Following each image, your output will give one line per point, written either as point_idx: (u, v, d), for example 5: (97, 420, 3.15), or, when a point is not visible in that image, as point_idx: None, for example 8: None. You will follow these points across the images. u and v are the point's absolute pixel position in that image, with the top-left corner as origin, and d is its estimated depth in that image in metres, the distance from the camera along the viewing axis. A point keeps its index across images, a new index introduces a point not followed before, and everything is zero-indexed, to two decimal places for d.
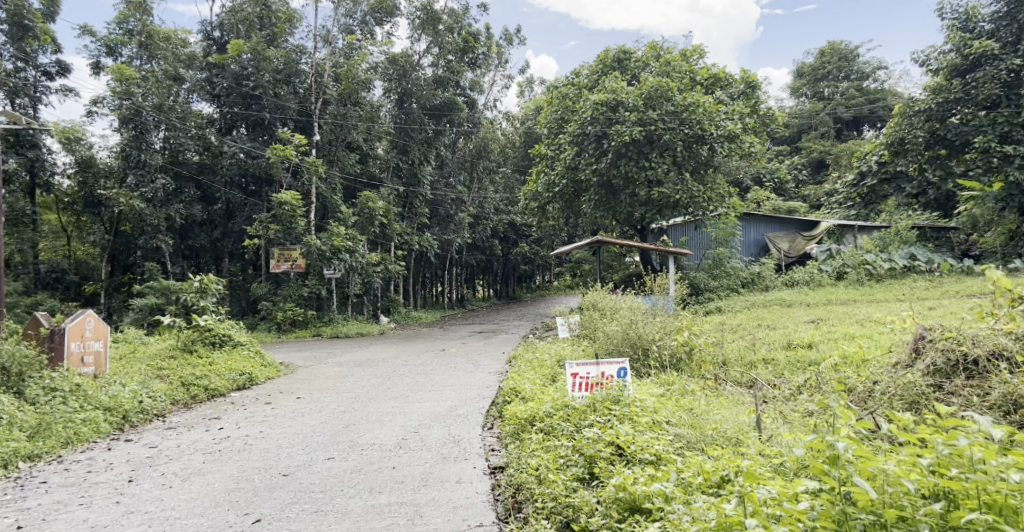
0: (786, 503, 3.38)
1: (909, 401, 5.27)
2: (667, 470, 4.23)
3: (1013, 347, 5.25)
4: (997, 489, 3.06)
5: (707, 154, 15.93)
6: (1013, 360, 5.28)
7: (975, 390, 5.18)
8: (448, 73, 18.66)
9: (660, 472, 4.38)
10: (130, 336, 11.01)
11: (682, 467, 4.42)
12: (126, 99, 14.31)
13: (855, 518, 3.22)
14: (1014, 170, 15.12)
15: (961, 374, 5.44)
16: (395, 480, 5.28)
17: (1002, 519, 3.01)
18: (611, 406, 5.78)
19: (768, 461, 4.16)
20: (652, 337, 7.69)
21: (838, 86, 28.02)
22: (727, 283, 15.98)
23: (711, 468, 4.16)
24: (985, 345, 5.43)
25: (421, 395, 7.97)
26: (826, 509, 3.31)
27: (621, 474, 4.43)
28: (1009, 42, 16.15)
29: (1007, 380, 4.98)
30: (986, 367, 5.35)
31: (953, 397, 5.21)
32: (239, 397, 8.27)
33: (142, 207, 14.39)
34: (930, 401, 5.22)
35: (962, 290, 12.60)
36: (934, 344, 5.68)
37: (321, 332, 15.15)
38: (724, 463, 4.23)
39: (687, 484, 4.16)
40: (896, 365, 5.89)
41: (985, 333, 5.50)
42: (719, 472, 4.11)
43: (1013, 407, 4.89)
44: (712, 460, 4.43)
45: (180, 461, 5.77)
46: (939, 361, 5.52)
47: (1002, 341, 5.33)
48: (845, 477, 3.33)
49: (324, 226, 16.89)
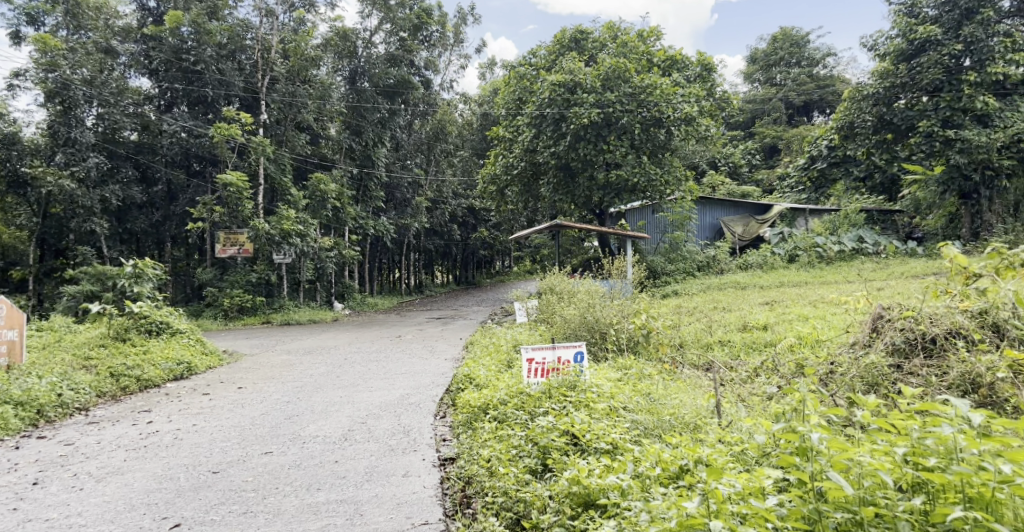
0: (752, 501, 3.20)
1: (869, 383, 5.13)
2: (623, 461, 4.02)
3: (971, 325, 5.17)
4: (982, 481, 2.91)
5: (665, 138, 15.78)
6: (969, 338, 5.23)
7: (933, 370, 5.09)
8: (402, 51, 18.13)
9: (617, 464, 4.17)
10: (56, 324, 10.36)
11: (639, 456, 4.22)
12: (51, 71, 13.52)
13: (829, 516, 3.06)
14: (955, 154, 15.33)
15: (920, 352, 5.32)
16: (336, 475, 4.96)
17: (990, 517, 2.87)
18: (566, 392, 5.57)
19: (728, 450, 3.98)
20: (610, 320, 7.50)
21: (789, 72, 28.39)
22: (683, 267, 16.05)
23: (670, 457, 3.98)
24: (942, 323, 5.34)
25: (372, 383, 7.63)
26: (795, 507, 3.14)
27: (576, 465, 4.20)
28: (949, 27, 16.07)
29: (966, 359, 4.91)
30: (944, 346, 5.25)
31: (912, 378, 5.10)
32: (174, 388, 7.83)
33: (73, 188, 13.63)
34: (890, 382, 5.09)
35: (908, 271, 12.79)
36: (893, 324, 5.57)
37: (271, 319, 14.61)
38: (683, 451, 4.03)
39: (643, 476, 3.96)
40: (854, 345, 5.79)
41: (943, 311, 5.41)
42: (678, 462, 3.94)
43: (971, 387, 4.82)
44: (670, 448, 4.25)
45: (97, 460, 5.35)
46: (898, 340, 5.43)
47: (959, 319, 5.26)
48: (816, 470, 3.16)
49: (273, 210, 16.29)
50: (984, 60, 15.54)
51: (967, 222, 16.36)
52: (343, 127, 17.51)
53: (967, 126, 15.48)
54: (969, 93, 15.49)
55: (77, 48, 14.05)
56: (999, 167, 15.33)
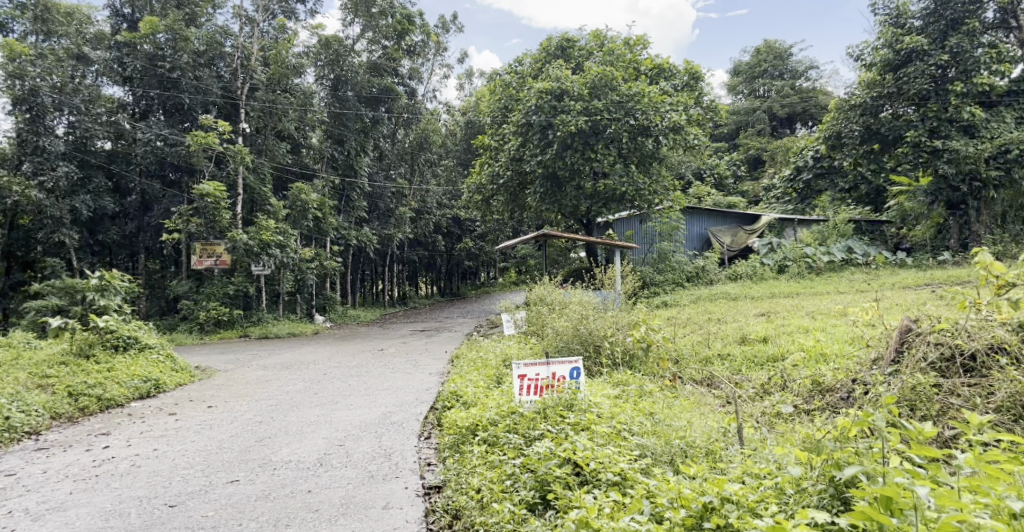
0: None
1: (908, 405, 4.86)
2: (638, 500, 3.83)
3: (1015, 340, 4.95)
4: None
5: (652, 147, 15.38)
6: (1013, 354, 4.99)
7: (977, 390, 4.85)
8: (384, 59, 17.88)
9: (630, 502, 3.94)
10: (14, 341, 9.81)
11: (652, 491, 3.98)
12: (19, 79, 13.01)
13: None
14: (943, 164, 15.21)
15: (959, 371, 5.07)
16: (308, 508, 4.66)
17: None
18: (564, 412, 5.16)
19: (756, 484, 3.86)
20: (604, 333, 7.13)
21: (772, 84, 28.33)
22: (672, 277, 15.72)
23: (690, 492, 3.83)
24: (982, 338, 5.09)
25: (352, 400, 7.16)
26: None
27: (582, 504, 3.92)
28: (935, 38, 15.82)
29: (1014, 378, 4.70)
30: (985, 364, 5.02)
31: (955, 398, 4.83)
32: (138, 407, 7.38)
33: (41, 198, 13.10)
34: (933, 404, 4.81)
35: (900, 281, 12.53)
36: (924, 338, 5.24)
37: (248, 333, 14.06)
38: (704, 487, 3.86)
39: (662, 516, 3.78)
40: (881, 363, 5.47)
41: (981, 324, 5.16)
42: (700, 499, 3.77)
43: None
44: (689, 481, 4.05)
45: (39, 494, 5.06)
46: (934, 356, 5.14)
47: (1000, 334, 5.03)
48: None
49: (252, 220, 15.71)
50: (970, 71, 15.31)
51: (955, 233, 16.03)
52: (325, 136, 17.14)
53: (954, 136, 15.24)
54: (956, 104, 15.26)
55: (47, 54, 13.54)
56: (987, 179, 15.07)
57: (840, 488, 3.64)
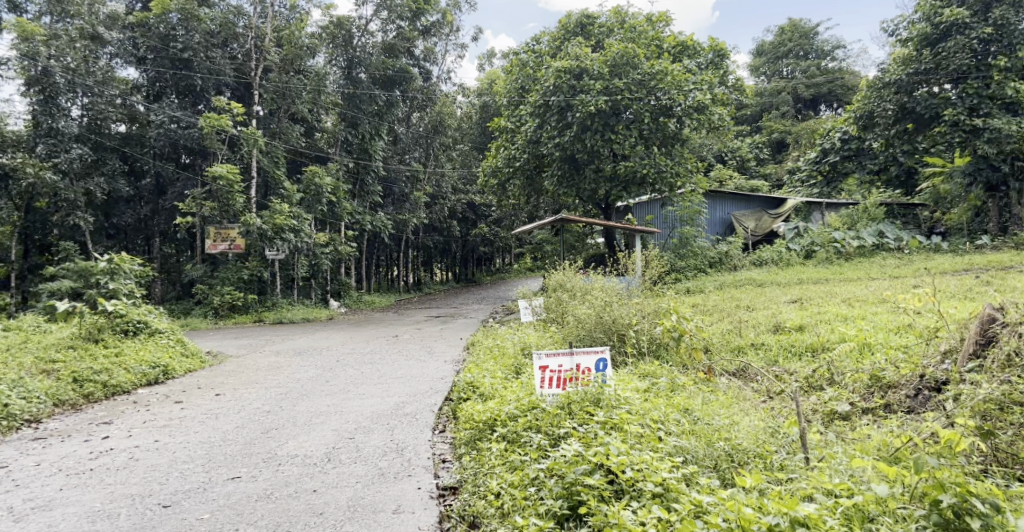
0: None
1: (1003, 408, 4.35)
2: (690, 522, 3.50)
3: None
4: None
5: (675, 128, 14.77)
6: None
7: None
8: (398, 39, 17.23)
9: (677, 520, 3.63)
10: (24, 325, 9.56)
11: (699, 511, 3.67)
12: (32, 59, 12.63)
13: None
14: (983, 144, 14.40)
15: None
16: (313, 512, 4.30)
17: None
18: (591, 410, 4.76)
19: (831, 506, 3.63)
20: (629, 321, 6.69)
21: (797, 65, 27.52)
22: (694, 263, 15.23)
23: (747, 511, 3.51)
24: None
25: (364, 389, 6.78)
26: None
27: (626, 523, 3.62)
28: (977, 10, 15.02)
29: None
30: None
31: None
32: (144, 395, 7.08)
33: (55, 181, 12.81)
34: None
35: (936, 266, 11.95)
36: (1013, 329, 4.77)
37: (262, 317, 13.76)
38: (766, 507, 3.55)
39: None
40: (960, 358, 5.00)
41: None
42: (762, 519, 3.47)
43: None
44: (743, 497, 3.71)
45: (28, 490, 4.73)
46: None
47: None
48: None
49: (266, 204, 15.39)
50: (1014, 44, 14.52)
51: (995, 217, 15.37)
52: (339, 119, 16.69)
53: (997, 114, 14.48)
54: (998, 80, 14.47)
55: (60, 33, 13.21)
56: None
57: (948, 515, 3.42)
